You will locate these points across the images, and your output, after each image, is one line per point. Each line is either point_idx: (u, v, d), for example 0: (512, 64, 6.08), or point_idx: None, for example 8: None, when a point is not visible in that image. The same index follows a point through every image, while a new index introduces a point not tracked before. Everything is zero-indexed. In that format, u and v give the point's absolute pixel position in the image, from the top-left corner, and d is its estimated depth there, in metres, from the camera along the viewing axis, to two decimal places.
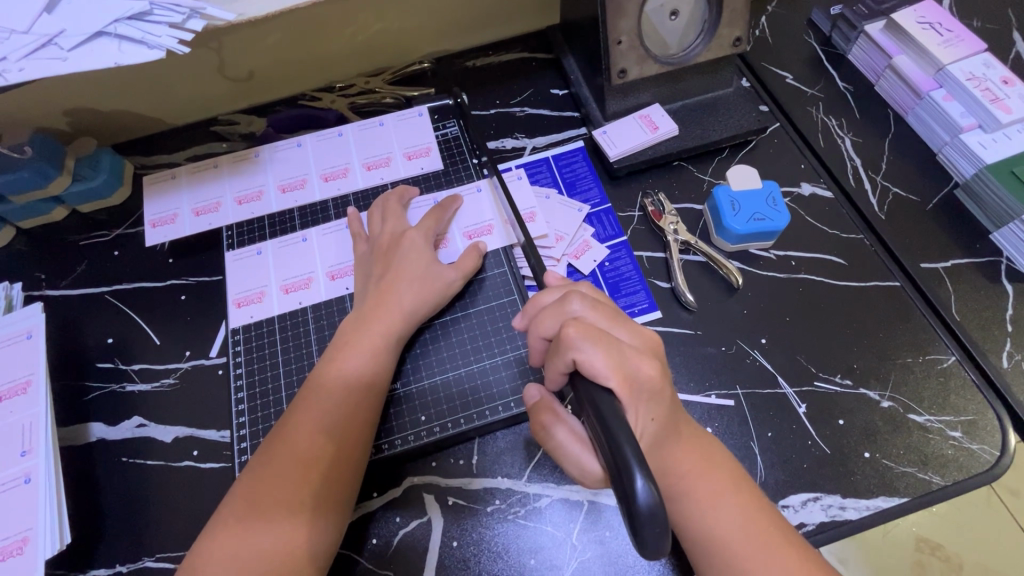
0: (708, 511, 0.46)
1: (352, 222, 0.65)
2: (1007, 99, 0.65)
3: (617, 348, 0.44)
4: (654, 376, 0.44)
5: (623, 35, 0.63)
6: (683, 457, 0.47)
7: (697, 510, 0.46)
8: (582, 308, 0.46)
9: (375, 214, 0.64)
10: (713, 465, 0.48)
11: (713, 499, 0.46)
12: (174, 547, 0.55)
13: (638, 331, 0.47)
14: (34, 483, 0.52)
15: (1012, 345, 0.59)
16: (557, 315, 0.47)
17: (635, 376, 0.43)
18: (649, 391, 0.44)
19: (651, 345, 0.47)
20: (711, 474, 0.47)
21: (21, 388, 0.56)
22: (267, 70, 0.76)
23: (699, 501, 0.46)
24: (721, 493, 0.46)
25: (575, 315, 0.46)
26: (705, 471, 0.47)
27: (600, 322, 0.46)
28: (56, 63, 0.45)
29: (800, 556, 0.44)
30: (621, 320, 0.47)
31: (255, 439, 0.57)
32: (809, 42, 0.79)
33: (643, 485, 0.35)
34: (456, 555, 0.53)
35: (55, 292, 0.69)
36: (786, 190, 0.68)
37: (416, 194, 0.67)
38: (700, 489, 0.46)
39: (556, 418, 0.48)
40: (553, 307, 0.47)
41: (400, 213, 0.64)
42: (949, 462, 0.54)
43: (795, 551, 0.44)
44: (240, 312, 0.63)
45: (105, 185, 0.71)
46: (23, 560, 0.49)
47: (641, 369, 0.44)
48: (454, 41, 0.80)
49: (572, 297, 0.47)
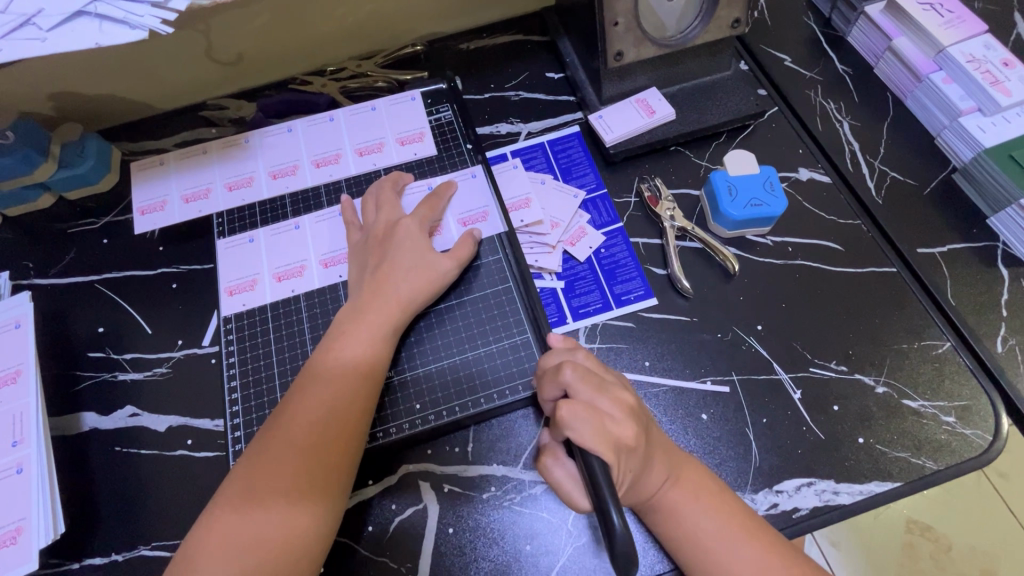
0: (680, 515, 0.47)
1: (345, 210, 0.64)
2: (1007, 81, 0.64)
3: (603, 419, 0.45)
4: (633, 443, 0.45)
5: (620, 16, 0.62)
6: (657, 475, 0.48)
7: (670, 517, 0.47)
8: (571, 378, 0.47)
9: (368, 201, 0.64)
10: (684, 470, 0.49)
11: (687, 502, 0.47)
12: (170, 535, 0.55)
13: (618, 398, 0.47)
14: (27, 473, 0.52)
15: (1006, 330, 0.59)
16: (552, 383, 0.49)
17: (615, 443, 0.44)
18: (629, 454, 0.45)
19: (634, 411, 0.48)
20: (683, 480, 0.48)
21: (11, 378, 0.56)
22: (256, 53, 0.74)
23: (670, 510, 0.47)
24: (694, 497, 0.48)
25: (565, 385, 0.48)
26: (677, 478, 0.48)
27: (584, 394, 0.47)
28: (35, 43, 0.44)
29: (770, 541, 0.46)
30: (606, 389, 0.48)
31: (249, 427, 0.57)
32: (808, 23, 0.77)
33: (620, 519, 0.38)
34: (452, 542, 0.53)
35: (44, 280, 0.68)
36: (783, 175, 0.68)
37: (411, 180, 0.66)
38: (672, 498, 0.48)
39: (555, 459, 0.50)
40: (549, 375, 0.49)
41: (395, 202, 0.63)
42: (942, 447, 0.54)
43: (766, 538, 0.46)
44: (233, 300, 0.62)
45: (93, 171, 0.70)
46: (17, 550, 0.49)
47: (621, 438, 0.45)
48: (448, 23, 0.79)
49: (564, 366, 0.48)
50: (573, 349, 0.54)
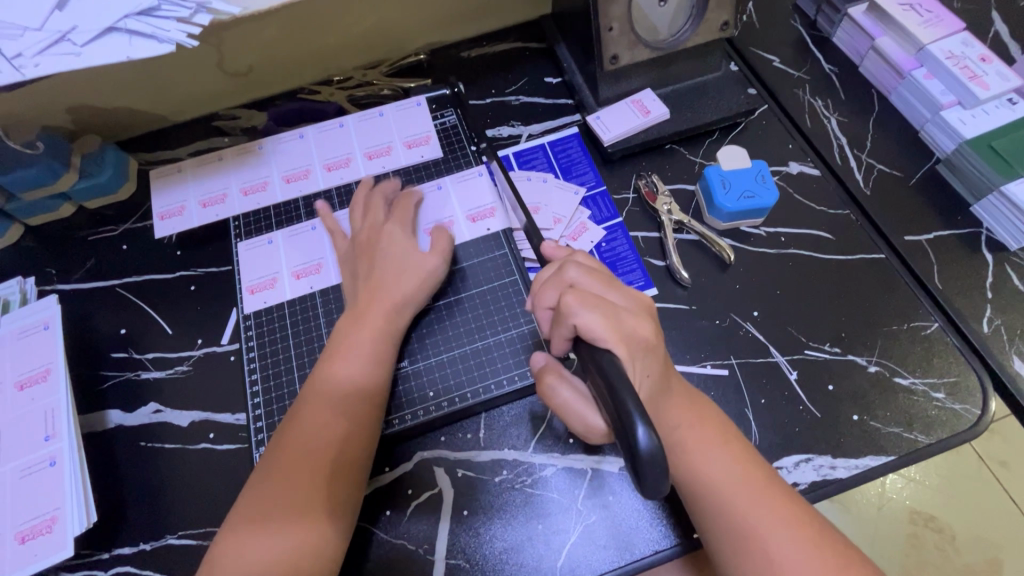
0: (697, 456, 0.48)
1: (325, 219, 0.67)
2: (984, 75, 0.68)
3: (612, 310, 0.45)
4: (648, 336, 0.46)
5: (614, 22, 0.65)
6: (673, 415, 0.49)
7: (684, 459, 0.48)
8: (578, 274, 0.49)
9: (357, 204, 0.66)
10: (703, 416, 0.50)
11: (704, 451, 0.48)
12: (196, 525, 0.57)
13: (629, 295, 0.49)
14: (59, 466, 0.54)
15: (991, 311, 0.62)
16: (557, 284, 0.49)
17: (630, 335, 0.45)
18: (645, 350, 0.45)
19: (644, 308, 0.49)
20: (700, 424, 0.49)
21: (41, 376, 0.58)
22: (267, 65, 0.77)
23: (686, 451, 0.48)
24: (711, 446, 0.48)
25: (571, 281, 0.49)
26: (695, 421, 0.49)
27: (594, 287, 0.48)
28: (70, 58, 0.47)
29: (784, 500, 0.47)
30: (614, 285, 0.49)
31: (270, 419, 0.59)
32: (795, 25, 0.81)
33: (645, 432, 0.36)
34: (467, 523, 0.55)
35: (66, 286, 0.70)
36: (775, 169, 0.71)
37: (394, 187, 0.68)
38: (688, 439, 0.48)
39: (561, 378, 0.49)
40: (552, 278, 0.50)
41: (382, 207, 0.65)
42: (933, 422, 0.57)
43: (776, 496, 0.47)
44: (254, 299, 0.65)
45: (112, 181, 0.73)
46: (54, 538, 0.51)
47: (634, 330, 0.45)
48: (449, 33, 0.82)
49: (569, 265, 0.49)
50: (569, 254, 0.54)
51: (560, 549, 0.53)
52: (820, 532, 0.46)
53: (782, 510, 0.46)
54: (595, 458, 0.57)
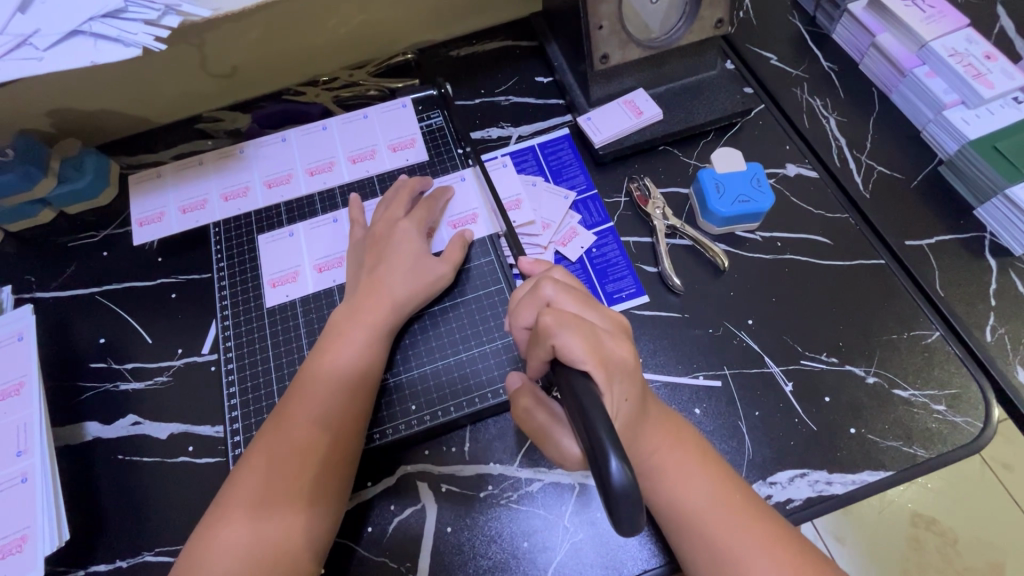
0: (679, 483, 0.46)
1: (352, 208, 0.65)
2: (989, 74, 0.65)
3: (591, 330, 0.44)
4: (625, 357, 0.44)
5: (604, 19, 0.63)
6: (652, 440, 0.47)
7: (664, 485, 0.46)
8: (554, 293, 0.47)
9: (386, 199, 0.65)
10: (682, 439, 0.48)
11: (685, 476, 0.46)
12: (173, 541, 0.55)
13: (608, 314, 0.47)
14: (31, 482, 0.52)
15: (995, 319, 0.59)
16: (533, 304, 0.47)
17: (609, 355, 0.43)
18: (622, 374, 0.44)
19: (623, 329, 0.47)
20: (680, 448, 0.48)
21: (14, 389, 0.57)
22: (250, 66, 0.75)
23: (666, 477, 0.46)
24: (692, 470, 0.47)
25: (548, 300, 0.47)
26: (674, 444, 0.48)
27: (571, 307, 0.46)
28: (31, 63, 0.45)
29: (769, 525, 0.45)
30: (593, 305, 0.48)
31: (248, 433, 0.58)
32: (794, 22, 0.78)
33: (619, 466, 0.34)
34: (450, 542, 0.53)
35: (45, 294, 0.69)
36: (771, 171, 0.69)
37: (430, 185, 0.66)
38: (667, 464, 0.47)
39: (537, 402, 0.47)
40: (529, 296, 0.48)
41: (406, 202, 0.64)
42: (933, 435, 0.55)
43: (761, 521, 0.45)
44: (275, 292, 0.64)
45: (91, 186, 0.71)
46: (23, 558, 0.50)
47: (613, 351, 0.44)
48: (438, 31, 0.80)
49: (545, 282, 0.48)
50: (547, 270, 0.53)
51: (546, 568, 0.52)
52: (809, 556, 0.44)
53: (766, 536, 0.44)
54: (583, 473, 0.55)
